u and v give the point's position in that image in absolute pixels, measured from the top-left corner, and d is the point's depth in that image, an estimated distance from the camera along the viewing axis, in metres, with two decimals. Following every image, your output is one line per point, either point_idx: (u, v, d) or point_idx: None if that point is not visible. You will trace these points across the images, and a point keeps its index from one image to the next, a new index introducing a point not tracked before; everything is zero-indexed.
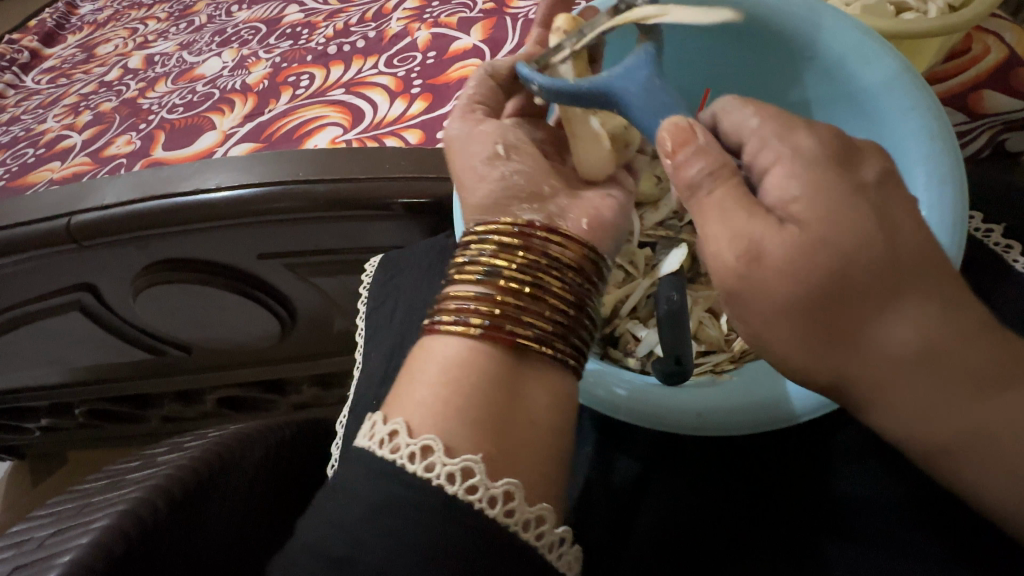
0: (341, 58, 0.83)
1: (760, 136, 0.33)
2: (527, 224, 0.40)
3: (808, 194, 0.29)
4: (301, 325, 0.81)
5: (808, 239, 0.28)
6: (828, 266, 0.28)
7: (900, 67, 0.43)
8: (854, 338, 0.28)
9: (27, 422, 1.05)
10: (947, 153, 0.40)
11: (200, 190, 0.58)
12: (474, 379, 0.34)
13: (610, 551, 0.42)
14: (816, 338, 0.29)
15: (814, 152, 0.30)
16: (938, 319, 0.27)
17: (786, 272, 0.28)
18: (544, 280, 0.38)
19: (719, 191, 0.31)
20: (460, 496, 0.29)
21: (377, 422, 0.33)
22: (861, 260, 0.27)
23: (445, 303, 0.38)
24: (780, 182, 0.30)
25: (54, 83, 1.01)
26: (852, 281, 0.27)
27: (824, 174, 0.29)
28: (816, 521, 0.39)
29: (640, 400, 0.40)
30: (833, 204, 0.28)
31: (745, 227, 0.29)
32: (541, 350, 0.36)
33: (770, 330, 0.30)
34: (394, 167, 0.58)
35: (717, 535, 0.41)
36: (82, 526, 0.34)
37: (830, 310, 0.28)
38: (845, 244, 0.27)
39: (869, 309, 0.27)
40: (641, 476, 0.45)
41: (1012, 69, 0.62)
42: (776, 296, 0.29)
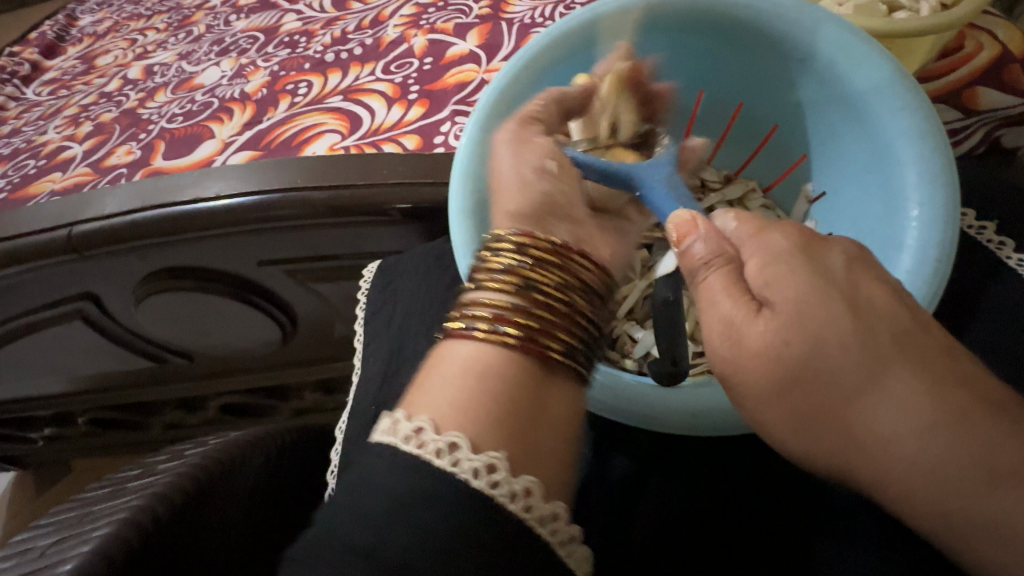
0: (339, 66, 0.84)
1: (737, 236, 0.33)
2: (562, 245, 0.39)
3: (780, 282, 0.30)
4: (302, 332, 0.81)
5: (785, 327, 0.29)
6: (808, 356, 0.28)
7: (895, 70, 0.43)
8: (842, 418, 0.28)
9: (30, 431, 1.06)
10: (939, 151, 0.41)
11: (200, 199, 0.59)
12: (503, 384, 0.33)
13: (611, 549, 0.42)
14: (807, 422, 0.29)
15: (790, 248, 0.31)
16: (931, 405, 0.27)
17: (773, 360, 0.29)
18: (575, 302, 0.38)
19: (712, 279, 0.32)
20: (484, 489, 0.29)
21: (400, 419, 0.32)
22: (835, 346, 0.28)
23: (474, 310, 0.36)
24: (756, 271, 0.31)
25: (55, 95, 1.02)
26: (822, 367, 0.28)
27: (794, 262, 0.30)
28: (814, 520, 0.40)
29: (638, 400, 0.41)
30: (812, 296, 0.29)
31: (731, 316, 0.30)
32: (566, 362, 0.35)
33: (765, 412, 0.30)
34: (392, 173, 0.58)
35: (715, 533, 0.41)
36: (82, 536, 0.34)
37: (809, 392, 0.28)
38: (819, 329, 0.28)
39: (852, 386, 0.28)
40: (639, 473, 0.46)
41: (1005, 64, 0.63)
42: (761, 382, 0.29)
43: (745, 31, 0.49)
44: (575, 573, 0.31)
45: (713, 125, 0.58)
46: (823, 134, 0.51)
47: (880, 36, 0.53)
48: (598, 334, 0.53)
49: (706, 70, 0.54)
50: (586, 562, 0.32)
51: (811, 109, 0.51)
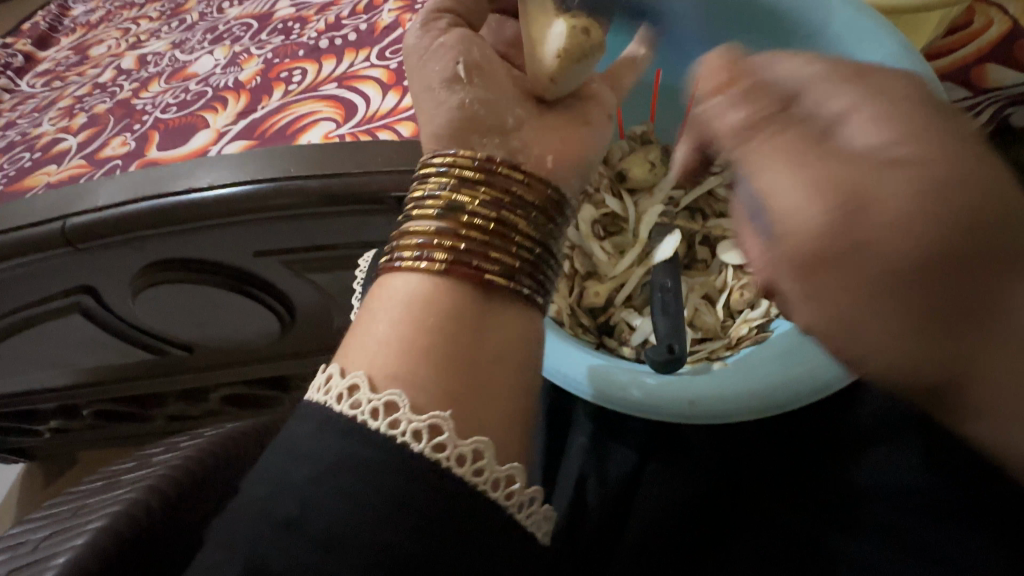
0: (333, 52, 0.83)
1: (821, 75, 0.29)
2: (491, 160, 0.41)
3: (904, 135, 0.26)
4: (301, 322, 0.81)
5: (924, 200, 0.24)
6: (930, 232, 0.24)
7: (901, 48, 0.43)
8: (973, 314, 0.25)
9: (36, 424, 1.07)
10: None
11: (193, 189, 0.58)
12: (445, 315, 0.36)
13: (609, 534, 0.47)
14: (926, 323, 0.25)
15: (895, 100, 0.27)
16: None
17: (885, 243, 0.24)
18: (508, 218, 0.40)
19: (781, 138, 0.28)
20: (426, 452, 0.31)
21: (333, 375, 0.35)
22: (989, 216, 0.24)
23: (404, 240, 0.39)
24: (869, 128, 0.26)
25: (49, 86, 1.01)
26: (1003, 241, 0.24)
27: (922, 112, 0.26)
28: (824, 513, 0.44)
29: (628, 389, 0.40)
30: (933, 153, 0.25)
31: (822, 181, 0.26)
32: (509, 285, 0.38)
33: (866, 306, 0.26)
34: (386, 161, 0.58)
35: (711, 525, 0.46)
36: (76, 529, 0.34)
37: (949, 282, 0.24)
38: (972, 195, 0.24)
39: (979, 274, 0.24)
40: (638, 465, 0.49)
41: (1015, 42, 0.61)
42: (860, 263, 0.25)
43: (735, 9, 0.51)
44: (531, 531, 0.33)
45: None
46: None
47: (888, 11, 0.51)
48: (595, 321, 0.52)
49: None
50: (542, 520, 0.35)
51: None
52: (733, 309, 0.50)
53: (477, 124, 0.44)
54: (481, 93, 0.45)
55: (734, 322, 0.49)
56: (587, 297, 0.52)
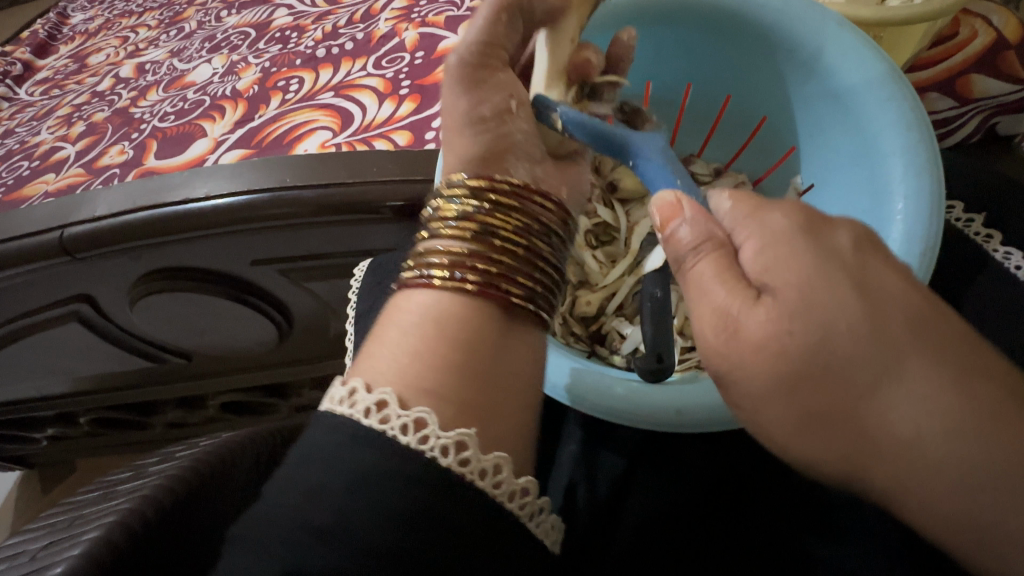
0: (330, 61, 0.83)
1: (729, 216, 0.34)
2: (524, 186, 0.42)
3: (780, 265, 0.30)
4: (297, 330, 0.82)
5: (783, 322, 0.29)
6: (813, 350, 0.28)
7: (880, 62, 0.45)
8: (853, 417, 0.27)
9: (33, 431, 1.07)
10: (924, 141, 0.43)
11: (191, 199, 0.59)
12: (472, 337, 0.36)
13: (596, 542, 0.47)
14: (812, 420, 0.29)
15: (790, 228, 0.31)
16: (954, 400, 0.26)
17: (773, 360, 0.29)
18: (535, 244, 0.40)
19: (702, 265, 0.33)
20: (454, 467, 0.32)
21: (358, 390, 0.34)
22: (845, 334, 0.28)
23: (436, 257, 0.39)
24: (752, 256, 0.31)
25: (48, 95, 1.01)
26: (862, 354, 0.27)
27: (795, 242, 0.30)
28: (801, 521, 0.44)
29: (621, 400, 0.41)
30: (817, 278, 0.29)
31: (724, 306, 0.31)
32: (532, 309, 0.39)
33: (765, 406, 0.30)
34: (381, 171, 0.58)
35: (696, 528, 0.46)
36: (73, 539, 0.35)
37: (820, 388, 0.28)
38: (825, 316, 0.28)
39: (867, 381, 0.27)
40: (625, 473, 0.49)
41: (1000, 52, 0.62)
42: (762, 374, 0.29)
43: (716, 19, 0.51)
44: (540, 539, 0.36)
45: (700, 118, 0.59)
46: (810, 127, 0.52)
47: (873, 24, 0.52)
48: (587, 329, 0.53)
49: (694, 61, 0.55)
50: (547, 528, 0.37)
51: (799, 101, 0.52)
52: None
53: (468, 134, 0.44)
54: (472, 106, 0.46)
55: None
56: (579, 306, 0.53)
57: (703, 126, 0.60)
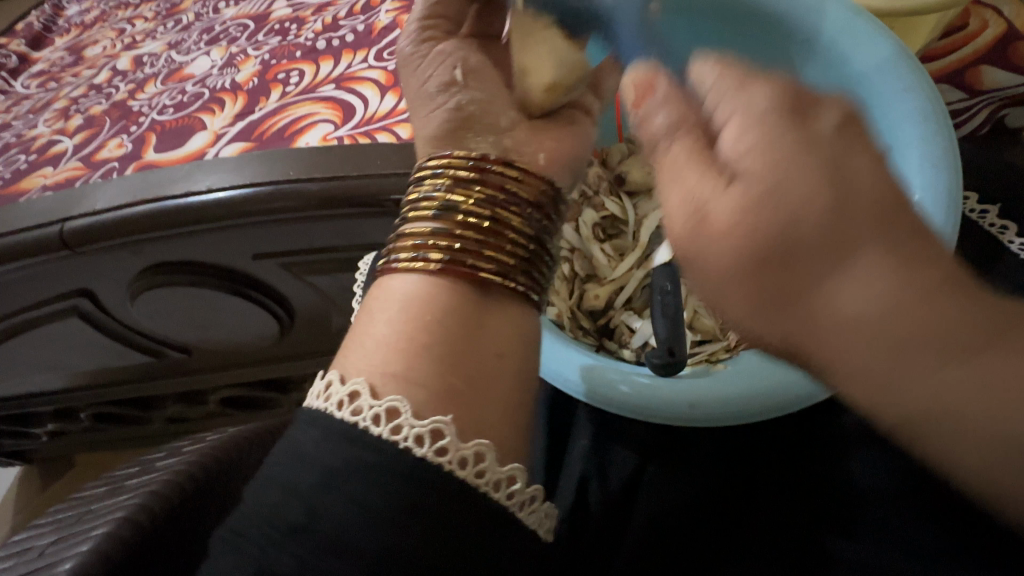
0: (330, 54, 0.82)
1: (714, 91, 0.30)
2: (482, 157, 0.41)
3: (761, 142, 0.27)
4: (300, 324, 0.81)
5: (749, 206, 0.26)
6: (779, 231, 0.26)
7: (896, 53, 0.45)
8: (809, 306, 0.25)
9: (34, 427, 1.06)
10: (939, 133, 0.42)
11: (192, 192, 0.58)
12: (442, 312, 0.37)
13: (611, 536, 0.47)
14: (767, 308, 0.26)
15: (772, 103, 0.28)
16: (903, 289, 0.24)
17: (731, 242, 0.27)
18: (502, 216, 0.40)
19: (674, 147, 0.30)
20: (429, 457, 0.31)
21: (333, 382, 0.35)
22: (807, 214, 0.25)
23: (401, 242, 0.39)
24: (732, 139, 0.28)
25: (44, 88, 1.00)
26: (828, 237, 0.25)
27: (772, 122, 0.27)
28: (823, 515, 0.44)
29: (635, 396, 0.41)
30: (785, 156, 0.26)
31: (694, 192, 0.28)
32: (503, 283, 0.38)
33: (720, 296, 0.28)
34: (386, 163, 0.58)
35: (716, 523, 0.46)
36: (82, 534, 0.34)
37: (778, 272, 0.26)
38: (796, 198, 0.26)
39: (821, 263, 0.25)
40: (639, 467, 0.49)
41: (1010, 43, 0.62)
42: (720, 257, 0.27)
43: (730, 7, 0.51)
44: (535, 530, 0.34)
45: None
46: None
47: (885, 13, 0.52)
48: (595, 323, 0.53)
49: None
50: (543, 517, 0.36)
51: None
52: None
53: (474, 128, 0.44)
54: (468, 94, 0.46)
55: None
56: (587, 299, 0.53)
57: None
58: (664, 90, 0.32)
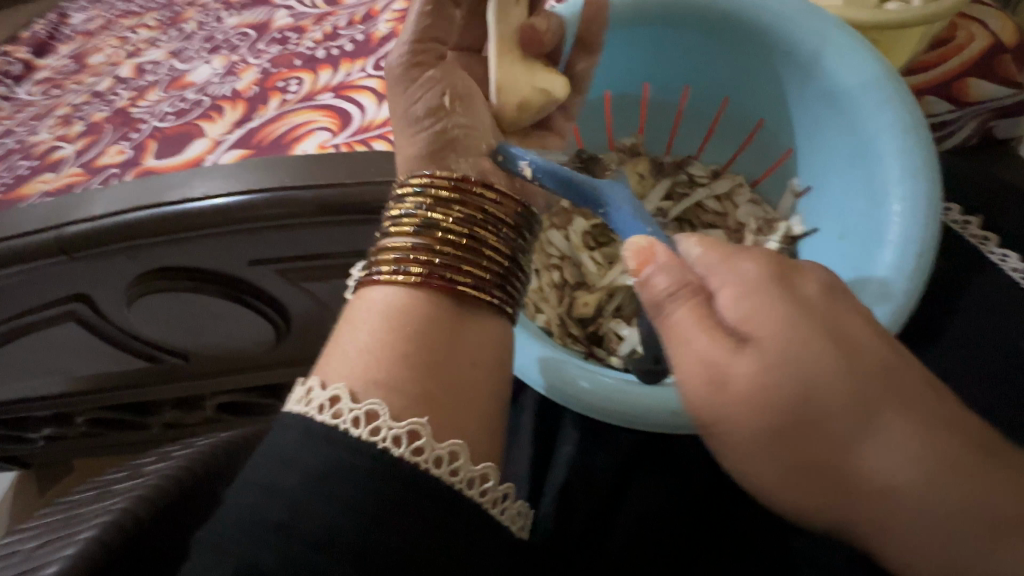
0: (329, 62, 0.84)
1: (702, 262, 0.34)
2: (462, 178, 0.41)
3: (755, 313, 0.32)
4: (295, 330, 0.82)
5: (764, 388, 0.30)
6: (799, 406, 0.29)
7: (876, 65, 0.46)
8: (841, 474, 0.29)
9: (29, 431, 1.06)
10: (919, 143, 0.43)
11: (189, 199, 0.58)
12: (417, 324, 0.37)
13: (593, 543, 0.47)
14: (803, 477, 0.29)
15: (760, 276, 0.33)
16: (929, 450, 0.28)
17: (761, 417, 0.30)
18: (480, 234, 0.40)
19: (680, 311, 0.33)
20: (406, 457, 0.32)
21: (314, 387, 0.35)
22: (822, 388, 0.29)
23: (381, 254, 0.40)
24: (729, 302, 0.32)
25: (46, 94, 1.01)
26: (839, 407, 0.29)
27: (770, 292, 0.32)
28: (796, 520, 0.45)
29: (612, 397, 0.41)
30: (799, 335, 0.30)
31: (711, 360, 0.31)
32: (481, 296, 0.39)
33: (749, 464, 0.31)
34: (379, 171, 0.58)
35: (700, 528, 0.46)
36: (66, 539, 0.34)
37: (806, 440, 0.29)
38: (806, 370, 0.30)
39: (846, 432, 0.29)
40: (620, 471, 0.49)
41: (997, 56, 0.63)
42: (746, 429, 0.30)
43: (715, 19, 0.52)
44: (506, 525, 0.35)
45: (699, 119, 0.60)
46: (807, 128, 0.53)
47: (871, 28, 0.53)
48: (584, 330, 0.53)
49: (690, 64, 0.56)
50: (515, 513, 0.37)
51: (796, 103, 0.53)
52: None
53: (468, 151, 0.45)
54: (452, 110, 0.46)
55: None
56: (577, 307, 0.53)
57: (703, 128, 0.60)
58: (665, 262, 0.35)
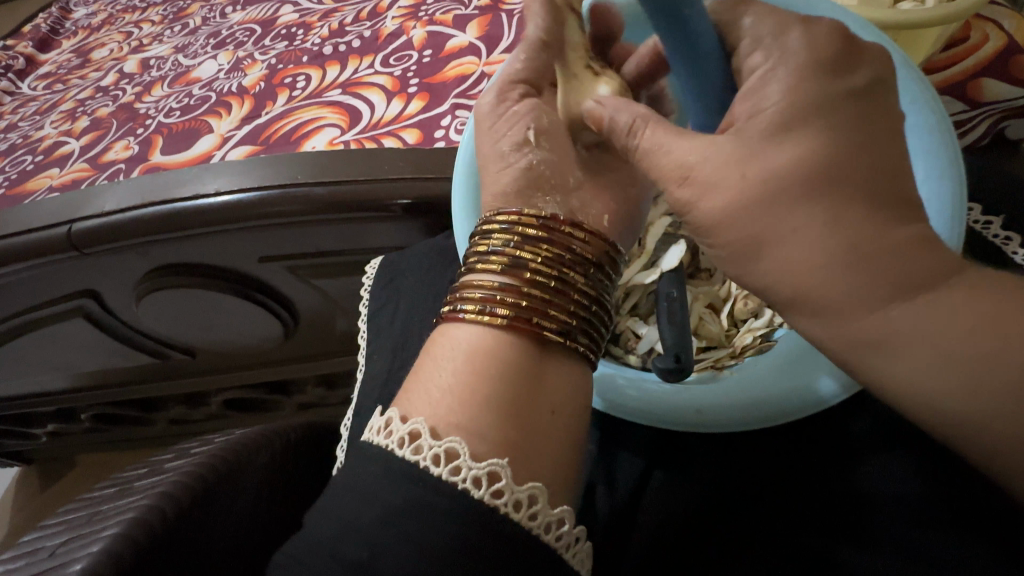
0: (337, 59, 0.83)
1: (759, 43, 0.33)
2: (550, 216, 0.39)
3: (773, 117, 0.31)
4: (304, 327, 0.81)
5: (745, 166, 0.30)
6: (768, 184, 0.30)
7: (901, 62, 0.45)
8: (776, 243, 0.30)
9: (34, 427, 1.06)
10: (946, 144, 0.43)
11: (201, 195, 0.58)
12: (502, 371, 0.34)
13: (610, 546, 0.44)
14: (756, 248, 0.30)
15: (810, 67, 0.31)
16: (871, 224, 0.28)
17: (733, 190, 0.30)
18: (567, 275, 0.37)
19: (649, 130, 0.35)
20: (486, 499, 0.30)
21: (394, 420, 0.33)
22: (791, 169, 0.29)
23: (466, 291, 0.37)
24: (758, 92, 0.32)
25: (50, 89, 1.01)
26: (807, 184, 0.29)
27: (803, 81, 0.31)
28: (833, 525, 0.39)
29: (660, 403, 0.41)
30: (784, 122, 0.30)
31: (683, 156, 0.33)
32: (565, 342, 0.36)
33: (713, 240, 0.32)
34: (392, 168, 0.58)
35: (723, 533, 0.42)
36: (91, 535, 0.34)
37: (761, 214, 0.30)
38: (775, 158, 0.30)
39: (798, 209, 0.29)
40: (642, 472, 0.46)
41: (1010, 56, 0.63)
42: (718, 206, 0.31)
43: None
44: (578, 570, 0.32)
45: None
46: None
47: (890, 28, 0.52)
48: None
49: None
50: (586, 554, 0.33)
51: None
52: (736, 318, 0.51)
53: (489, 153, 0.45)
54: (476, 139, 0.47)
55: (738, 331, 0.50)
56: None
57: None
58: (609, 107, 0.39)
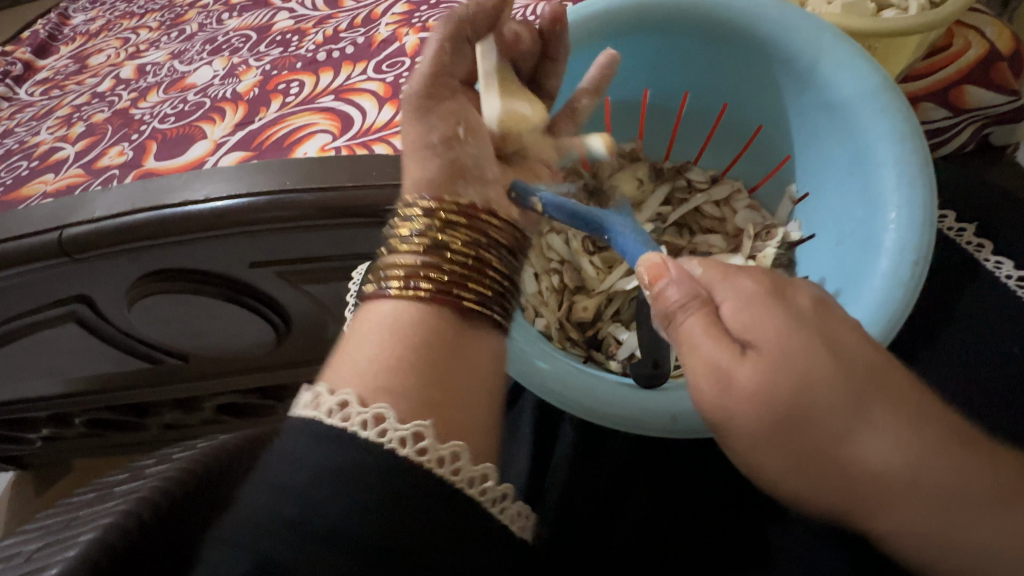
0: (330, 65, 0.84)
1: (705, 274, 0.38)
2: (471, 206, 0.42)
3: (751, 323, 0.34)
4: (296, 333, 0.82)
5: (769, 367, 0.32)
6: (794, 401, 0.32)
7: (876, 75, 0.47)
8: (833, 456, 0.31)
9: (28, 432, 1.06)
10: (917, 152, 0.44)
11: (190, 201, 0.59)
12: (424, 338, 0.37)
13: (592, 543, 0.48)
14: (804, 471, 0.32)
15: (756, 289, 0.36)
16: (913, 439, 0.31)
17: (754, 409, 0.32)
18: (483, 256, 0.41)
19: (691, 320, 0.36)
20: (412, 457, 0.32)
21: (322, 393, 0.34)
22: (820, 389, 0.32)
23: (389, 270, 0.40)
24: (730, 313, 0.35)
25: (47, 95, 1.02)
26: (838, 407, 0.32)
27: (766, 302, 0.35)
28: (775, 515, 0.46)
29: (617, 405, 0.42)
30: (785, 334, 0.33)
31: (715, 359, 0.34)
32: (483, 311, 0.40)
33: (755, 456, 0.33)
34: (380, 175, 0.59)
35: (687, 530, 0.47)
36: (66, 541, 0.35)
37: (804, 431, 0.32)
38: (797, 373, 0.32)
39: (839, 426, 0.31)
40: (623, 476, 0.51)
41: (992, 63, 0.64)
42: (747, 422, 0.33)
43: (716, 25, 0.53)
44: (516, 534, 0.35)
45: (697, 122, 0.62)
46: (805, 132, 0.55)
47: (869, 35, 0.53)
48: (583, 335, 0.53)
49: (689, 67, 0.57)
50: (515, 514, 0.37)
51: (794, 112, 0.55)
52: None
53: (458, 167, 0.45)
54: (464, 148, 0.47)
55: None
56: (576, 311, 0.54)
57: (701, 130, 0.63)
58: (674, 280, 0.38)
